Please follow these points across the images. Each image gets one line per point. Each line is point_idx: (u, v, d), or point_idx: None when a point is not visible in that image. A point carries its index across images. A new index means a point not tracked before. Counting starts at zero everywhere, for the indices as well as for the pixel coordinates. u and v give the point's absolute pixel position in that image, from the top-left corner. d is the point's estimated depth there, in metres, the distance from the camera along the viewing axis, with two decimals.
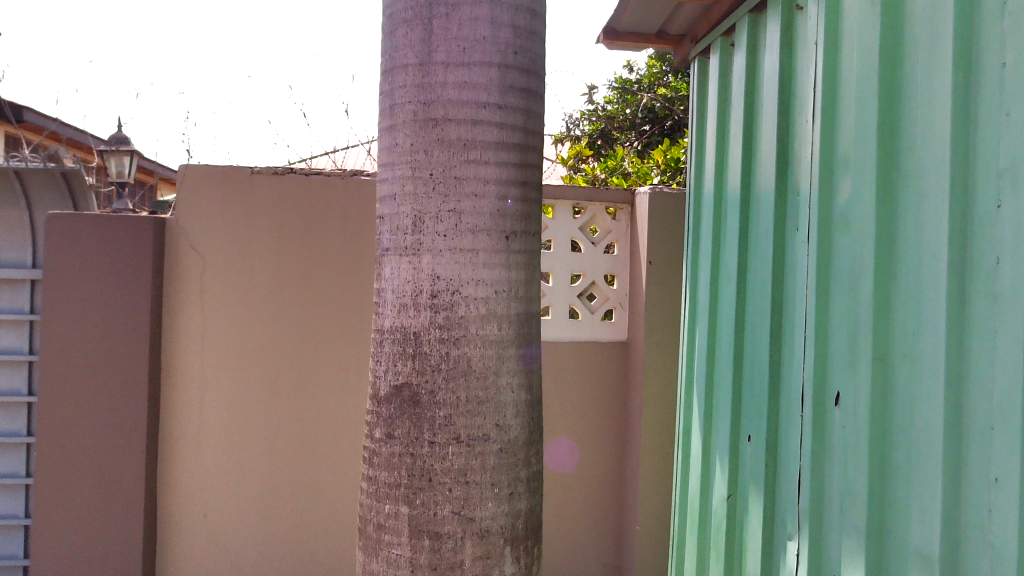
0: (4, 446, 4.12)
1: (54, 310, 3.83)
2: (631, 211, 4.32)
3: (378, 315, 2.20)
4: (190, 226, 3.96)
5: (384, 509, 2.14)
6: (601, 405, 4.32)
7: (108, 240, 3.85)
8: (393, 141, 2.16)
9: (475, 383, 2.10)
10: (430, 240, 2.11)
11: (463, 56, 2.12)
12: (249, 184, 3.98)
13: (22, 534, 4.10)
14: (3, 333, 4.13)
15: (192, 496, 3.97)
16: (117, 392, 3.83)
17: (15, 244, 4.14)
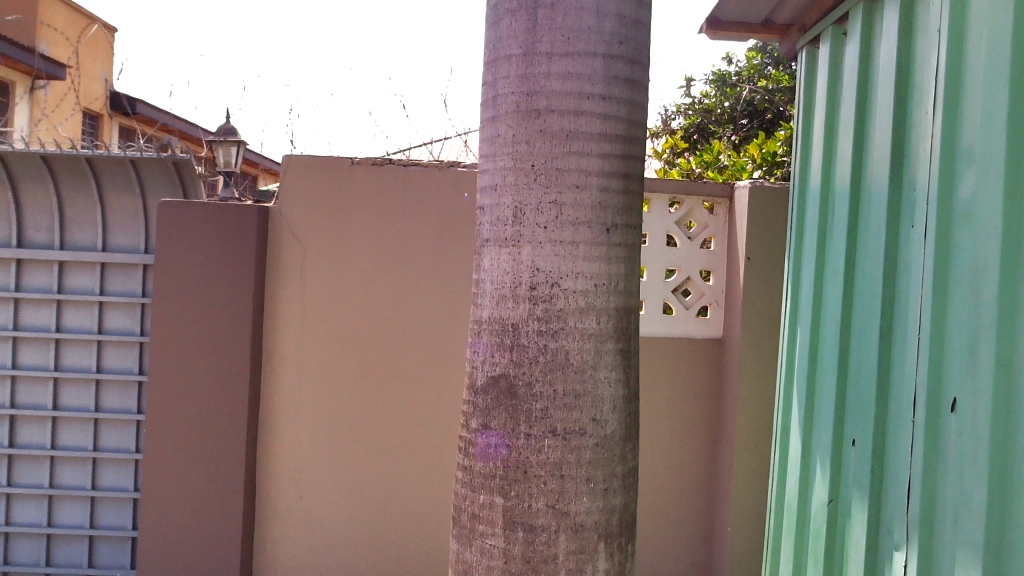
0: (116, 422, 4.34)
1: (164, 293, 4.00)
2: (730, 205, 4.22)
3: (477, 306, 2.20)
4: (292, 215, 4.06)
5: (479, 499, 2.15)
6: (694, 403, 4.25)
7: (215, 227, 3.99)
8: (495, 132, 2.16)
9: (573, 376, 2.09)
10: (531, 232, 2.10)
11: (567, 46, 2.10)
12: (349, 173, 4.06)
13: (130, 506, 4.32)
14: (116, 314, 4.35)
15: (289, 478, 4.09)
16: (221, 375, 3.97)
17: (129, 230, 4.36)
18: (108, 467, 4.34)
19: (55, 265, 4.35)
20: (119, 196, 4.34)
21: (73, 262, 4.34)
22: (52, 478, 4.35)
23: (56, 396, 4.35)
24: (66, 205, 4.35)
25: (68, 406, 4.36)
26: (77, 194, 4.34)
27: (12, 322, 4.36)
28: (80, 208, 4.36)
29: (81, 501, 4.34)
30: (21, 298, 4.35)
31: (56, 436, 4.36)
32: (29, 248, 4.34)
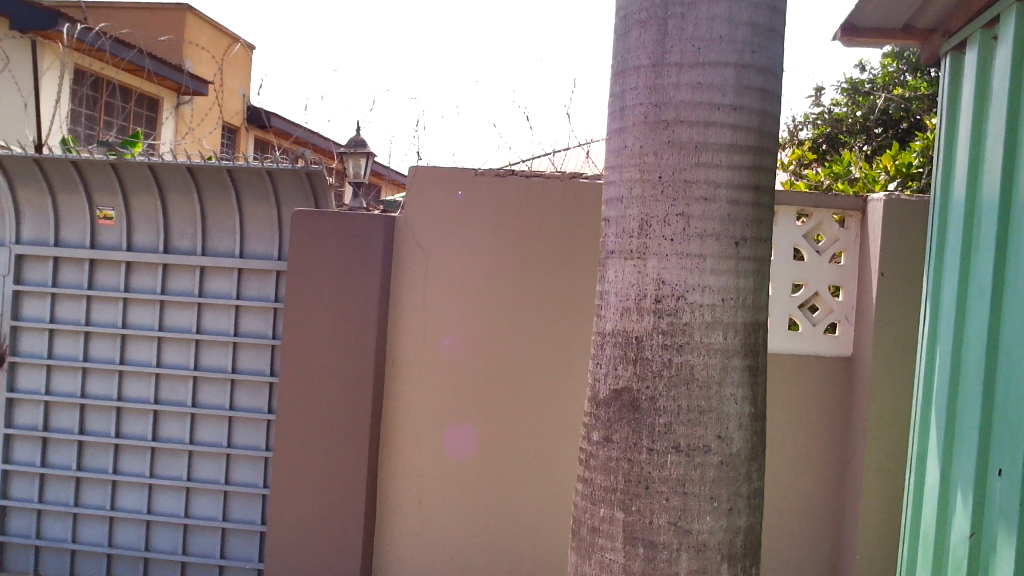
0: (248, 420, 4.56)
1: (296, 299, 4.16)
2: (862, 218, 4.05)
3: (600, 317, 2.19)
4: (416, 225, 4.16)
5: (600, 512, 2.14)
6: (821, 423, 4.08)
7: (344, 236, 4.12)
8: (622, 143, 2.16)
9: (698, 392, 2.05)
10: (657, 244, 2.08)
11: (698, 56, 2.08)
12: (472, 184, 4.12)
13: (260, 502, 4.53)
14: (251, 318, 4.58)
15: (409, 483, 4.17)
16: (347, 379, 4.10)
17: (265, 238, 4.59)
18: (240, 463, 4.56)
19: (197, 269, 4.61)
20: (255, 205, 4.55)
21: (213, 267, 4.60)
22: (189, 472, 4.60)
23: (194, 394, 4.61)
24: (208, 213, 4.61)
25: (205, 404, 4.60)
26: (217, 203, 4.59)
27: (158, 323, 4.65)
28: (220, 216, 4.61)
29: (215, 494, 4.57)
30: (166, 301, 4.64)
31: (194, 432, 4.61)
32: (174, 254, 4.63)
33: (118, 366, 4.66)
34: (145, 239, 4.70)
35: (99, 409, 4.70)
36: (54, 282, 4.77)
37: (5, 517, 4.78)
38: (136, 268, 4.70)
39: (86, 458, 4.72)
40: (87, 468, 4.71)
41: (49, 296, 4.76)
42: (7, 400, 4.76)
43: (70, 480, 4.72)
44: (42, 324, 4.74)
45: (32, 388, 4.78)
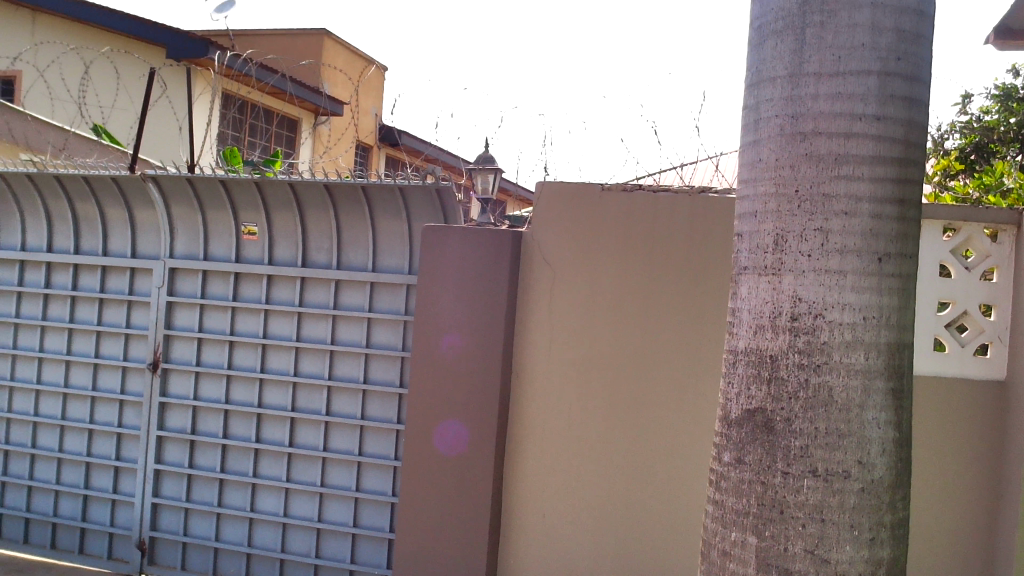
0: (379, 430, 4.69)
1: (425, 312, 4.25)
2: (1016, 232, 3.80)
3: (733, 335, 2.18)
4: (543, 239, 4.18)
5: (731, 536, 2.12)
6: (971, 449, 3.83)
7: (471, 250, 4.19)
8: (757, 155, 2.16)
9: (837, 414, 2.01)
10: (793, 260, 2.06)
11: (837, 66, 2.07)
12: (600, 199, 4.12)
13: (388, 510, 4.64)
14: (382, 330, 4.72)
15: (534, 498, 4.18)
16: (474, 391, 4.16)
17: (397, 252, 4.72)
18: (370, 471, 4.70)
19: (332, 283, 4.80)
20: (388, 221, 4.70)
21: (347, 281, 4.77)
22: (323, 478, 4.77)
23: (328, 403, 4.78)
24: (343, 228, 4.79)
25: (338, 413, 4.77)
26: (352, 219, 4.76)
27: (296, 334, 4.87)
28: (355, 231, 4.78)
29: (346, 500, 4.72)
30: (304, 313, 4.85)
31: (328, 439, 4.78)
32: (311, 267, 4.84)
33: (258, 373, 4.90)
34: (285, 253, 4.94)
35: (241, 415, 4.96)
36: (202, 294, 5.08)
37: (156, 514, 5.09)
38: (276, 282, 4.94)
39: (228, 462, 4.98)
40: (229, 471, 4.97)
41: (198, 307, 5.07)
42: (160, 403, 5.09)
43: (214, 482, 4.99)
44: (192, 333, 5.05)
45: (182, 393, 5.09)
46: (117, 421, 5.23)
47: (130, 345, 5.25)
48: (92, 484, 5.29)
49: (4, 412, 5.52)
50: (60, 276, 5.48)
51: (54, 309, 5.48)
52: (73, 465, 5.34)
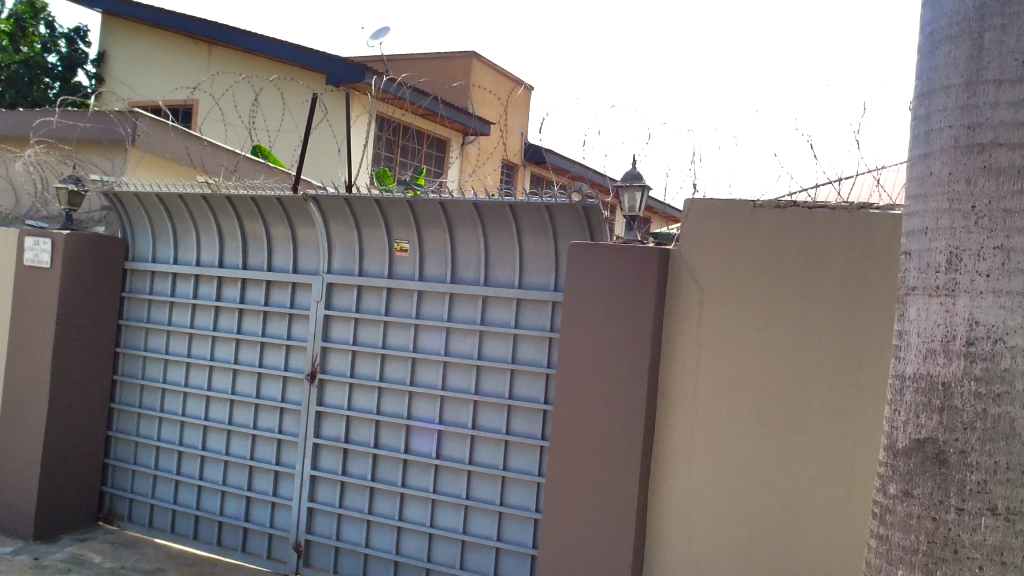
0: (523, 446, 4.71)
1: (570, 329, 4.26)
2: None
3: (900, 360, 2.28)
4: (690, 257, 4.10)
5: (899, 573, 2.23)
6: None
7: (616, 268, 4.17)
8: (928, 170, 2.25)
9: (1019, 448, 2.05)
10: (968, 281, 2.12)
11: (1019, 70, 2.13)
12: (752, 216, 4.00)
13: (531, 526, 4.65)
14: (528, 346, 4.76)
15: (680, 519, 4.09)
16: (619, 410, 4.12)
17: (543, 270, 4.75)
18: (515, 486, 4.73)
19: (480, 299, 4.90)
20: (535, 239, 4.73)
21: (494, 297, 4.85)
22: (468, 490, 4.85)
23: (475, 416, 4.87)
24: (490, 246, 4.88)
25: (484, 427, 4.84)
26: (499, 236, 4.83)
27: (444, 348, 5.00)
28: (503, 249, 4.85)
29: (490, 514, 4.77)
30: (452, 327, 4.97)
31: (473, 452, 4.86)
32: (460, 283, 4.95)
33: (408, 386, 5.05)
34: (435, 269, 5.08)
35: (391, 426, 5.13)
36: (357, 308, 5.30)
37: (312, 519, 5.32)
38: (426, 297, 5.09)
39: (379, 471, 5.15)
40: (379, 480, 5.14)
41: (353, 321, 5.30)
42: (317, 412, 5.34)
43: (365, 489, 5.17)
44: (347, 346, 5.28)
45: (337, 403, 5.32)
46: (278, 428, 5.52)
47: (291, 355, 5.54)
48: (255, 487, 5.60)
49: (179, 416, 5.94)
50: (230, 289, 5.86)
51: (224, 321, 5.87)
52: (237, 468, 5.68)
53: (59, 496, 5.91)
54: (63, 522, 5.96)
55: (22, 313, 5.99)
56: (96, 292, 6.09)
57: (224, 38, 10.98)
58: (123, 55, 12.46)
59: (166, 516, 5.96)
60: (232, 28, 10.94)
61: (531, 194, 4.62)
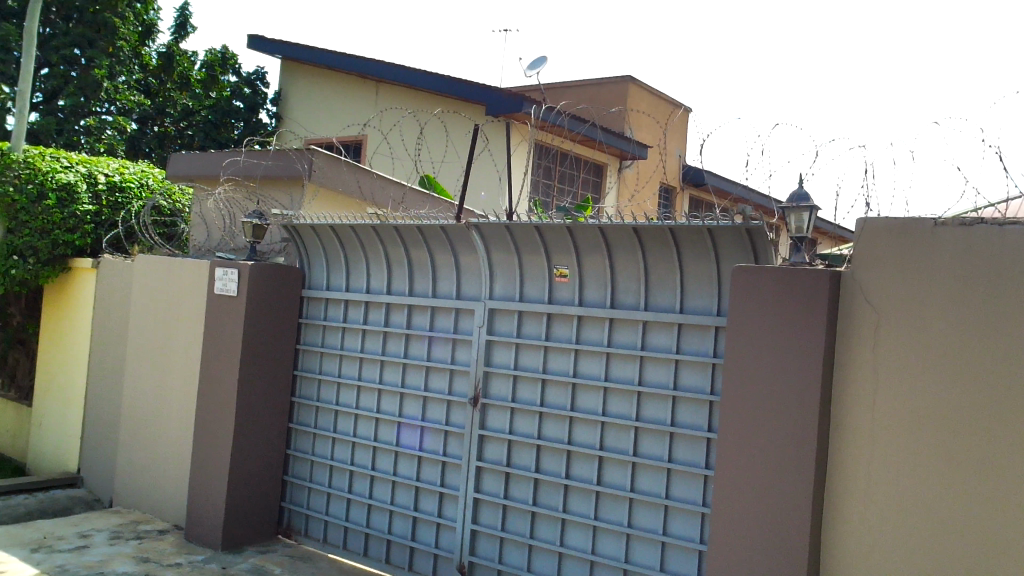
0: (687, 475, 4.59)
1: (737, 354, 4.16)
2: None
3: None
4: (866, 279, 3.89)
5: None
6: None
7: (784, 292, 4.02)
8: None
9: None
10: None
11: None
12: (933, 236, 3.71)
13: (696, 558, 4.50)
14: (691, 373, 4.65)
15: (856, 559, 3.83)
16: (788, 440, 3.95)
17: (706, 294, 4.64)
18: (679, 516, 4.60)
19: (640, 324, 4.85)
20: (696, 263, 4.63)
21: (655, 322, 4.79)
22: (630, 519, 4.78)
23: (636, 443, 4.81)
24: (650, 270, 4.83)
25: (645, 454, 4.77)
26: (659, 260, 4.77)
27: (604, 373, 4.98)
28: (662, 273, 4.79)
29: (653, 544, 4.67)
30: (612, 353, 4.94)
31: (635, 480, 4.79)
32: (620, 309, 4.93)
33: (568, 412, 5.07)
34: (595, 295, 5.08)
35: (552, 451, 5.15)
36: (518, 333, 5.38)
37: (475, 541, 5.41)
38: (586, 322, 5.10)
39: (540, 495, 5.18)
40: (541, 504, 5.16)
41: (514, 346, 5.38)
42: (480, 435, 5.45)
43: (526, 514, 5.21)
44: (508, 370, 5.37)
45: (499, 427, 5.41)
46: (442, 450, 5.68)
47: (455, 379, 5.69)
48: (421, 507, 5.77)
49: (351, 437, 6.23)
50: (397, 315, 6.10)
51: (392, 345, 6.11)
52: (405, 488, 5.86)
53: (244, 509, 6.32)
54: (248, 534, 6.36)
55: (213, 338, 6.50)
56: (277, 318, 6.51)
57: (391, 76, 11.53)
58: (300, 96, 13.37)
59: (339, 532, 6.23)
60: (398, 65, 11.47)
61: (693, 217, 4.52)
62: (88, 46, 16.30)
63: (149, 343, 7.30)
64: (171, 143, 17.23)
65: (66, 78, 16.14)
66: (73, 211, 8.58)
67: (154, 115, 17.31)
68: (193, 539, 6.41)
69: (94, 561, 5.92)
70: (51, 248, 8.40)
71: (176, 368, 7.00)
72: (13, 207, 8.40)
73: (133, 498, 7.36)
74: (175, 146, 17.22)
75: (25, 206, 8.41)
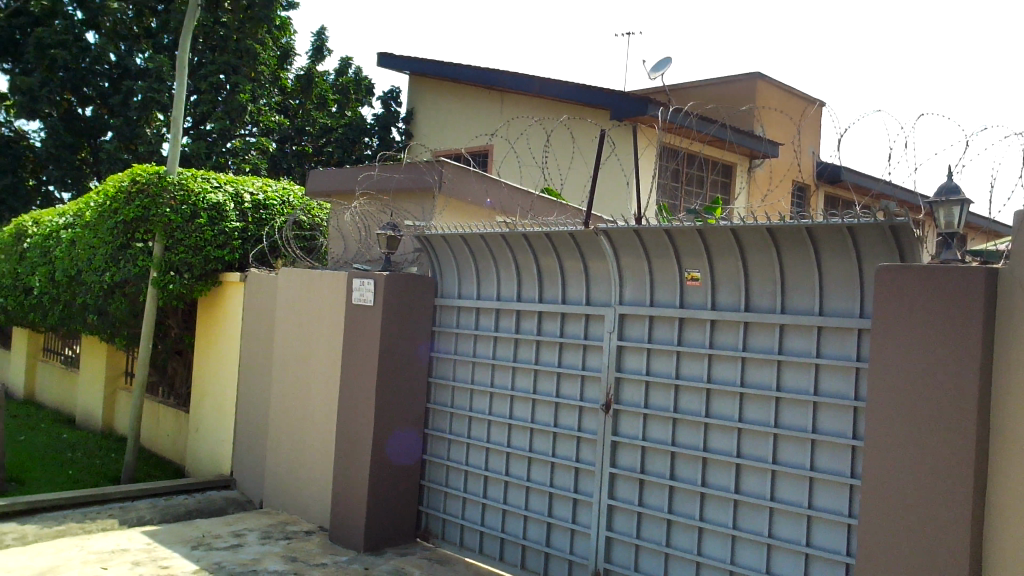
0: (832, 484, 4.40)
1: (885, 358, 3.97)
2: None
3: None
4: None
5: None
6: None
7: (935, 291, 3.81)
8: None
9: None
10: None
11: None
12: None
13: (843, 571, 4.30)
14: (833, 377, 4.46)
15: None
16: (942, 448, 3.73)
17: (847, 295, 4.43)
18: (823, 527, 4.41)
19: (777, 327, 4.70)
20: (837, 263, 4.44)
21: (792, 325, 4.64)
22: (770, 528, 4.63)
23: (775, 451, 4.66)
24: (787, 272, 4.67)
25: (785, 462, 4.61)
26: (797, 261, 4.61)
27: (740, 379, 4.86)
28: (800, 275, 4.62)
29: (796, 555, 4.50)
30: (748, 357, 4.82)
31: (774, 488, 4.64)
32: (755, 312, 4.79)
33: (703, 418, 4.97)
34: (728, 299, 4.96)
35: (687, 457, 5.06)
36: (649, 339, 5.33)
37: (610, 547, 5.38)
38: (720, 326, 4.99)
39: (675, 503, 5.10)
40: (676, 512, 5.08)
41: (645, 351, 5.33)
42: (613, 441, 5.43)
43: (662, 522, 5.13)
44: (640, 376, 5.32)
45: (632, 433, 5.36)
46: (575, 456, 5.68)
47: (586, 386, 5.69)
48: (554, 513, 5.79)
49: (484, 442, 6.33)
50: (528, 322, 6.16)
51: (523, 352, 6.18)
52: (539, 494, 5.90)
53: (385, 512, 6.53)
54: (388, 536, 6.57)
55: (351, 347, 6.75)
56: (412, 326, 6.70)
57: (515, 86, 11.69)
58: (429, 110, 13.75)
59: (475, 537, 6.34)
60: (521, 75, 11.61)
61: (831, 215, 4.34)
62: (233, 72, 17.17)
63: (293, 352, 7.66)
64: (310, 161, 18.28)
65: (215, 103, 17.00)
66: (223, 228, 9.10)
67: (293, 135, 18.31)
68: (336, 540, 6.67)
69: (248, 559, 6.26)
70: (204, 264, 8.95)
71: (318, 375, 7.32)
72: (170, 226, 8.97)
73: (281, 500, 7.72)
74: (315, 164, 18.28)
75: (181, 225, 9.00)
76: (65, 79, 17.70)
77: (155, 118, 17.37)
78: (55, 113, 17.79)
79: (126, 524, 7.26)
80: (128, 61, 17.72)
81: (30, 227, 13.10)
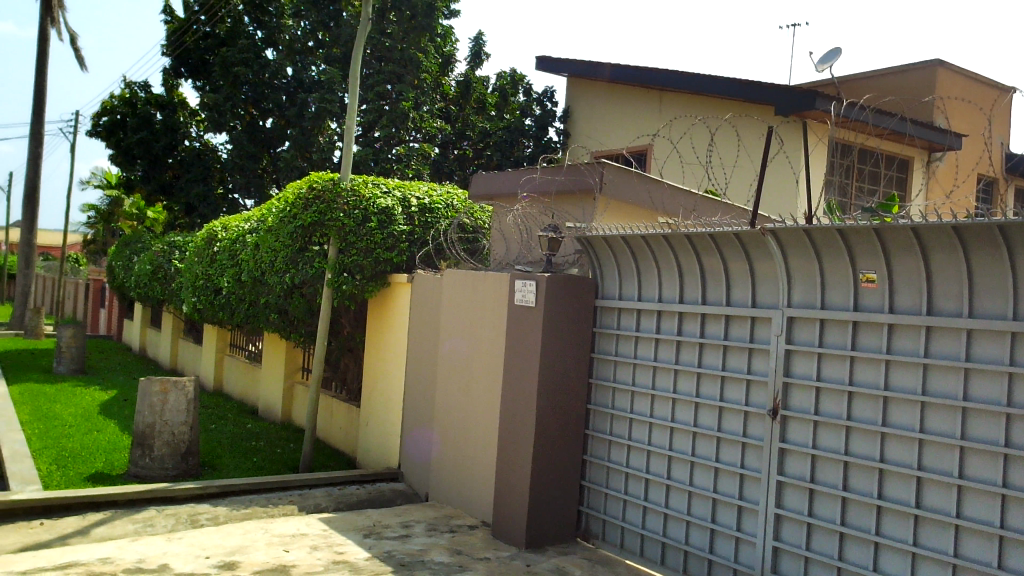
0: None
1: None
2: None
3: None
4: None
5: None
6: None
7: None
8: None
9: None
10: None
11: None
12: None
13: None
14: None
15: None
16: None
17: None
18: (1017, 549, 4.09)
19: (963, 333, 4.40)
20: None
21: (981, 330, 4.32)
22: (955, 548, 4.33)
23: (961, 465, 4.36)
24: (974, 274, 4.36)
25: (972, 476, 4.31)
26: (985, 264, 4.30)
27: (921, 387, 4.57)
28: (989, 277, 4.31)
29: None
30: (930, 365, 4.53)
31: (960, 504, 4.35)
32: (938, 316, 4.50)
33: (880, 427, 4.72)
34: (907, 302, 4.68)
35: (862, 468, 4.82)
36: (820, 343, 5.12)
37: (778, 558, 5.21)
38: (898, 331, 4.73)
39: (849, 515, 4.87)
40: (850, 524, 4.85)
41: (816, 356, 5.13)
42: (781, 448, 5.26)
43: (834, 534, 4.92)
44: (810, 382, 5.13)
45: (801, 440, 5.17)
46: (741, 462, 5.54)
47: (752, 391, 5.53)
48: (718, 519, 5.66)
49: (645, 444, 6.28)
50: (691, 324, 6.07)
51: (686, 354, 6.09)
52: (702, 500, 5.79)
53: (546, 510, 6.61)
54: (549, 535, 6.64)
55: (514, 346, 6.87)
56: (572, 327, 6.74)
57: (674, 84, 11.55)
58: (587, 112, 13.81)
59: (636, 540, 6.29)
60: (681, 74, 11.46)
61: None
62: (398, 81, 18.04)
63: (457, 350, 7.89)
64: (470, 164, 18.84)
65: (381, 111, 17.81)
66: (392, 231, 9.48)
67: (455, 139, 19.00)
68: (499, 536, 6.81)
69: (415, 549, 6.52)
70: (374, 265, 9.38)
71: (481, 373, 7.50)
72: (344, 230, 9.45)
73: (445, 495, 7.97)
74: (474, 167, 18.82)
75: (354, 229, 9.45)
76: (248, 94, 19.11)
77: (328, 127, 18.47)
78: (239, 126, 19.32)
79: (305, 510, 7.74)
80: (304, 75, 18.84)
81: (219, 231, 14.20)
